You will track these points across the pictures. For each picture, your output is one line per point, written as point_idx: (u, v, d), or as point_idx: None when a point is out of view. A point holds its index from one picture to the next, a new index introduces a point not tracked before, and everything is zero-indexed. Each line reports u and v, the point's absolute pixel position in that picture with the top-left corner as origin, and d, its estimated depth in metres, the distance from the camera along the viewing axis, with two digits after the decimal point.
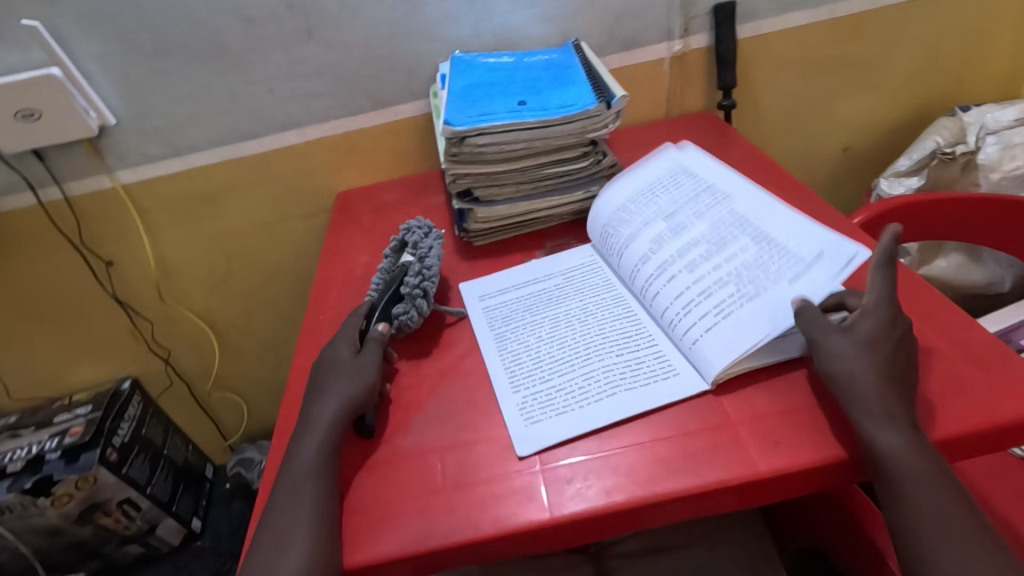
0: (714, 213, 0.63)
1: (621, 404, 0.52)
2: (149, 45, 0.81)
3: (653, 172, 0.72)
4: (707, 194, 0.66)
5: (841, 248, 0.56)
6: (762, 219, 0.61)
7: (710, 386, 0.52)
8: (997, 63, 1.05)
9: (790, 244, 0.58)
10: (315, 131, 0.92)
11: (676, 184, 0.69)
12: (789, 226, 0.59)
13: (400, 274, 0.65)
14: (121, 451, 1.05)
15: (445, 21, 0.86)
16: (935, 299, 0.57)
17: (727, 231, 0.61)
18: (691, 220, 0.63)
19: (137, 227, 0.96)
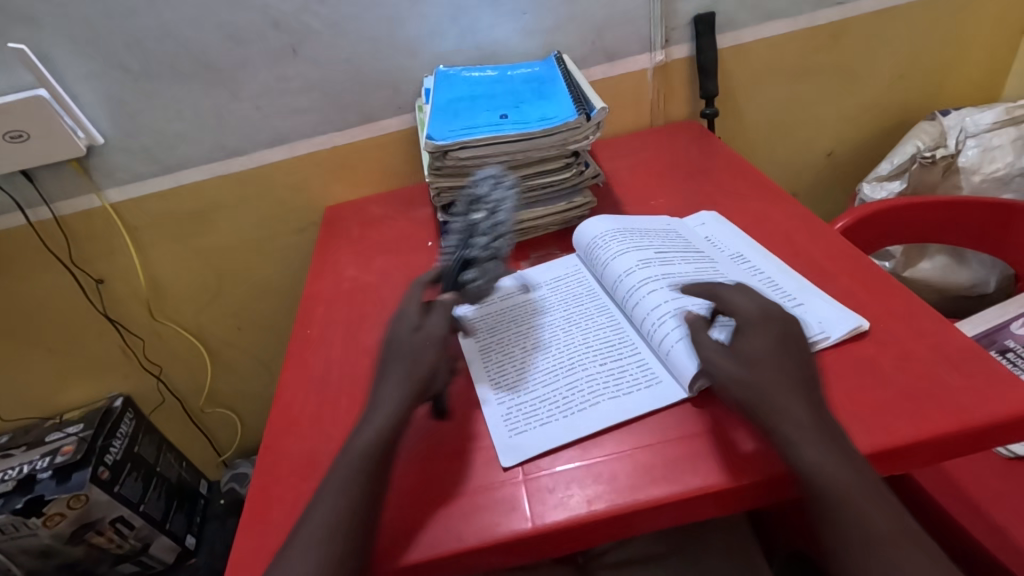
0: (705, 264, 0.65)
1: (603, 413, 0.53)
2: (135, 65, 0.82)
3: (648, 222, 0.73)
4: (699, 251, 0.67)
5: (823, 320, 0.56)
6: (748, 281, 0.63)
7: (692, 394, 0.53)
8: (975, 67, 1.07)
9: (769, 303, 0.59)
10: (302, 147, 0.93)
11: (670, 235, 0.70)
12: (773, 293, 0.61)
13: (469, 233, 0.65)
14: (113, 470, 1.06)
15: (428, 37, 0.87)
16: (912, 303, 0.58)
17: (713, 279, 0.63)
18: (681, 261, 0.65)
19: (127, 244, 0.97)
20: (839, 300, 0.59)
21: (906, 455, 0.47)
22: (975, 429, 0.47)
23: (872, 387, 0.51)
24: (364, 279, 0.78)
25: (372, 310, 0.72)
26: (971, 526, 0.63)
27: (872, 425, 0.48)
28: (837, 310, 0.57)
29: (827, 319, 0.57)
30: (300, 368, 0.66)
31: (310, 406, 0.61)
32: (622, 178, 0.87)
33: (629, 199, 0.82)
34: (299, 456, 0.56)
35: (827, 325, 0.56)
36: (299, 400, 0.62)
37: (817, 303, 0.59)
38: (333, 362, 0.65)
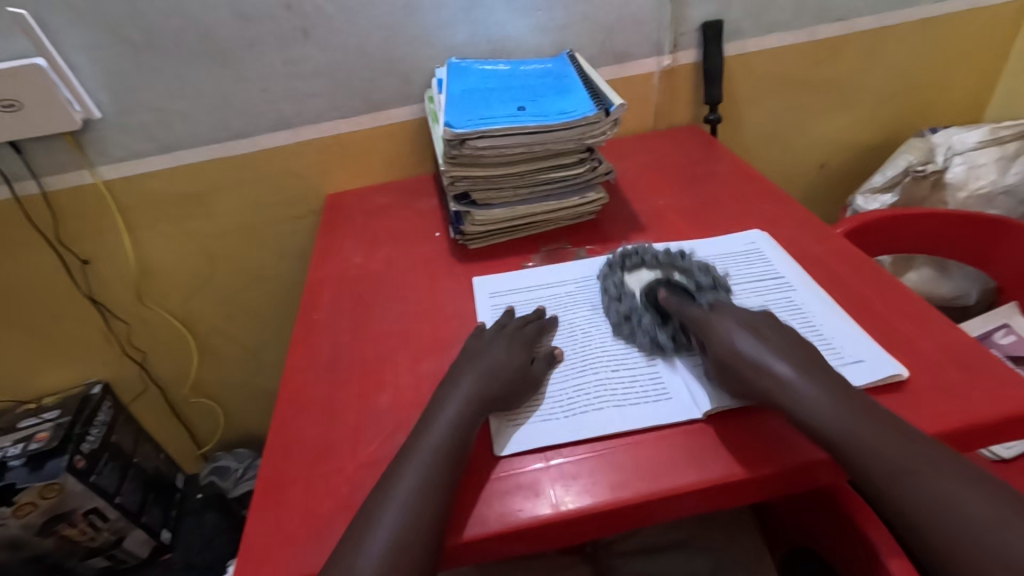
0: (772, 297, 0.62)
1: (604, 418, 0.52)
2: (140, 39, 0.80)
3: (725, 246, 0.71)
4: (772, 281, 0.64)
5: (865, 360, 0.54)
6: (816, 312, 0.60)
7: (701, 415, 0.51)
8: (960, 88, 1.12)
9: (832, 340, 0.56)
10: (307, 133, 0.91)
11: (745, 263, 0.68)
12: (830, 328, 0.58)
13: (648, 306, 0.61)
14: (89, 459, 1.01)
15: (442, 28, 0.87)
16: (948, 329, 0.56)
17: (775, 314, 0.60)
18: (747, 295, 0.63)
19: (117, 224, 0.93)
20: (881, 344, 0.56)
21: None
22: (982, 426, 0.48)
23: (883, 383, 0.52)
24: (371, 267, 0.77)
25: (381, 297, 0.71)
26: None
27: None
28: (876, 352, 0.54)
29: (864, 357, 0.54)
30: (309, 352, 0.64)
31: (321, 390, 0.60)
32: (629, 177, 0.88)
33: (637, 198, 0.83)
34: (311, 439, 0.55)
35: (860, 366, 0.53)
36: (309, 384, 0.60)
37: (855, 342, 0.56)
38: (344, 347, 0.64)
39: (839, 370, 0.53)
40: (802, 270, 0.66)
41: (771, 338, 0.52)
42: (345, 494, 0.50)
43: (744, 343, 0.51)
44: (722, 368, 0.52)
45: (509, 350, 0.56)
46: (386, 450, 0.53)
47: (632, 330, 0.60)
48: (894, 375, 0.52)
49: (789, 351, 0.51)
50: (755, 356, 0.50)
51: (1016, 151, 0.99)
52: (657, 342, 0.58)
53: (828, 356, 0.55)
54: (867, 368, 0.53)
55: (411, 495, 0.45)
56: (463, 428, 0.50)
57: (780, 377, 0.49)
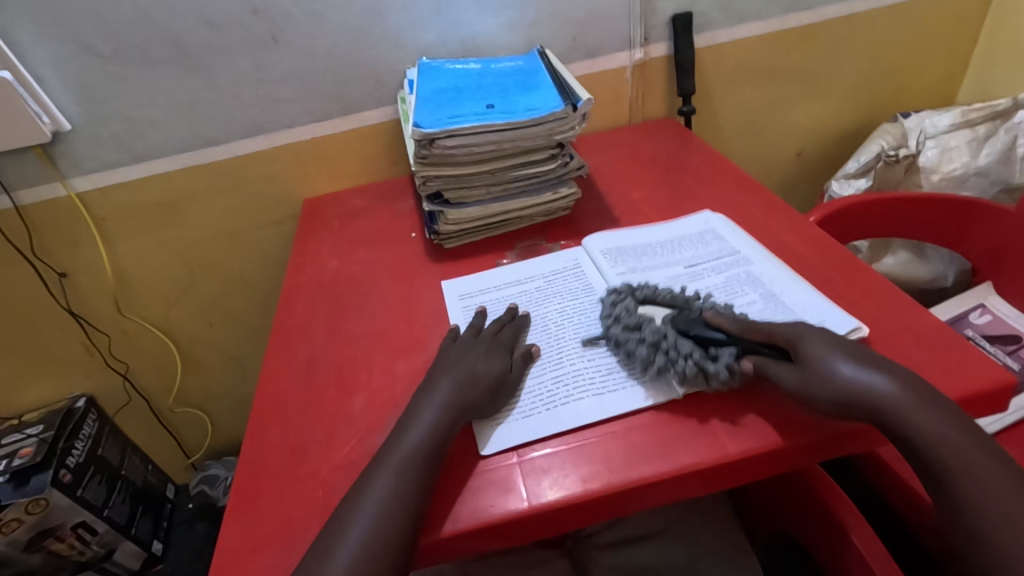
0: (731, 272, 0.64)
1: (585, 407, 0.53)
2: (106, 49, 0.79)
3: (682, 229, 0.73)
4: (729, 257, 0.66)
5: (829, 325, 0.55)
6: (775, 282, 0.62)
7: (680, 394, 0.52)
8: (931, 73, 1.13)
9: (795, 308, 0.58)
10: (280, 138, 0.91)
11: (703, 243, 0.69)
12: (792, 297, 0.60)
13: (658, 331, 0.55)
14: (75, 473, 1.01)
15: (412, 28, 0.87)
16: (892, 291, 0.60)
17: (739, 288, 0.62)
18: (708, 273, 0.65)
19: (93, 236, 0.93)
20: (837, 305, 0.58)
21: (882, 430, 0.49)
22: None
23: None
24: (347, 270, 0.77)
25: (356, 300, 0.71)
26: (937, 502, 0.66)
27: None
28: (833, 313, 0.57)
29: (827, 321, 0.56)
30: (284, 357, 0.64)
31: (296, 394, 0.60)
32: (604, 171, 0.88)
33: (611, 192, 0.84)
34: (285, 443, 0.55)
35: (821, 329, 0.55)
36: (284, 389, 0.60)
37: (814, 306, 0.58)
38: (319, 351, 0.64)
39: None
40: (754, 244, 0.68)
41: (859, 356, 0.48)
42: (320, 497, 0.50)
43: (831, 357, 0.48)
44: (810, 381, 0.47)
45: (487, 356, 0.56)
46: (361, 451, 0.53)
47: (671, 359, 0.52)
48: (855, 334, 0.54)
49: (867, 360, 0.48)
50: (839, 368, 0.47)
51: (987, 133, 1.00)
52: (705, 368, 0.51)
53: None
54: (830, 332, 0.55)
55: (385, 495, 0.46)
56: (438, 431, 0.49)
57: (869, 383, 0.46)
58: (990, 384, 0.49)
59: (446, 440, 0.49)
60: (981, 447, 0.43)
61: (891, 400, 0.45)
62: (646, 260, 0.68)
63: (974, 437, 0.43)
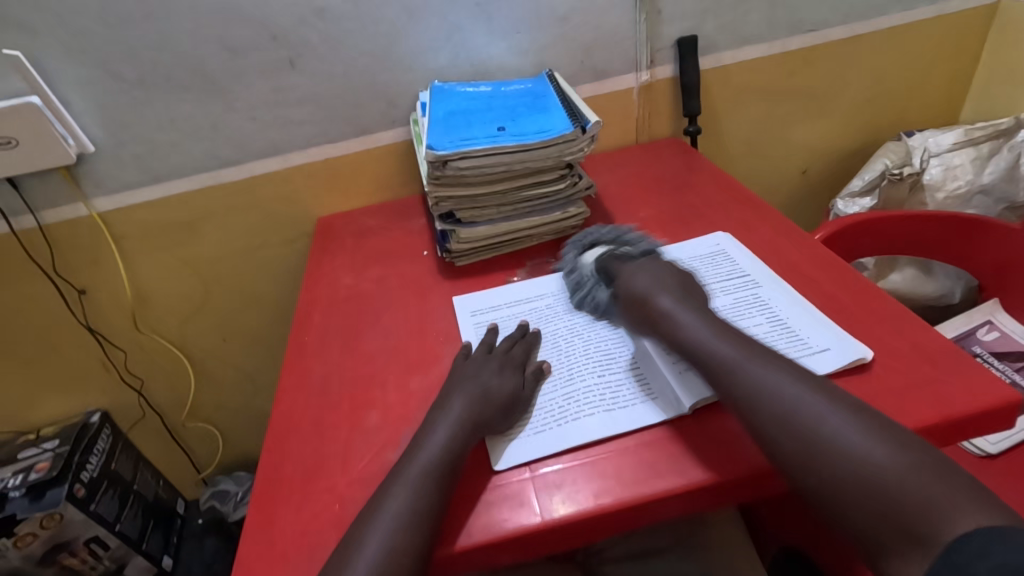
0: (739, 293, 0.66)
1: (597, 423, 0.54)
2: (131, 74, 0.82)
3: (691, 249, 0.74)
4: (737, 278, 0.68)
5: (838, 349, 0.56)
6: (783, 305, 0.63)
7: (688, 411, 0.53)
8: (934, 92, 1.15)
9: (802, 332, 0.59)
10: (296, 158, 0.93)
11: (711, 264, 0.71)
12: (799, 320, 0.61)
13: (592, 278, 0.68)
14: (89, 487, 1.02)
15: (424, 52, 0.90)
16: (901, 312, 0.60)
17: (745, 310, 0.63)
18: (717, 293, 0.66)
19: (113, 254, 0.95)
20: (844, 329, 0.59)
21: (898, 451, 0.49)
22: (954, 422, 0.50)
23: (858, 383, 0.54)
24: (361, 288, 0.78)
25: (370, 317, 0.73)
26: None
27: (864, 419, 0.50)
28: (842, 340, 0.57)
29: (835, 345, 0.57)
30: (300, 374, 0.66)
31: (313, 410, 0.61)
32: (611, 190, 0.90)
33: (619, 210, 0.85)
34: (302, 458, 0.56)
35: (828, 354, 0.56)
36: (301, 405, 0.62)
37: (822, 332, 0.59)
38: (334, 367, 0.66)
39: (813, 361, 0.56)
40: (763, 265, 0.69)
41: (666, 285, 0.61)
42: (337, 510, 0.51)
43: (640, 285, 0.61)
44: (631, 309, 0.61)
45: (500, 373, 0.57)
46: (376, 466, 0.54)
47: (581, 296, 0.67)
48: (862, 359, 0.55)
49: (677, 290, 0.60)
50: (647, 297, 0.60)
51: (991, 151, 1.01)
52: (597, 304, 0.65)
53: (799, 346, 0.58)
54: (837, 357, 0.56)
55: (401, 509, 0.47)
56: (452, 448, 0.50)
57: (656, 298, 0.59)
58: (997, 401, 0.50)
59: (460, 455, 0.50)
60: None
61: (669, 315, 0.58)
62: None
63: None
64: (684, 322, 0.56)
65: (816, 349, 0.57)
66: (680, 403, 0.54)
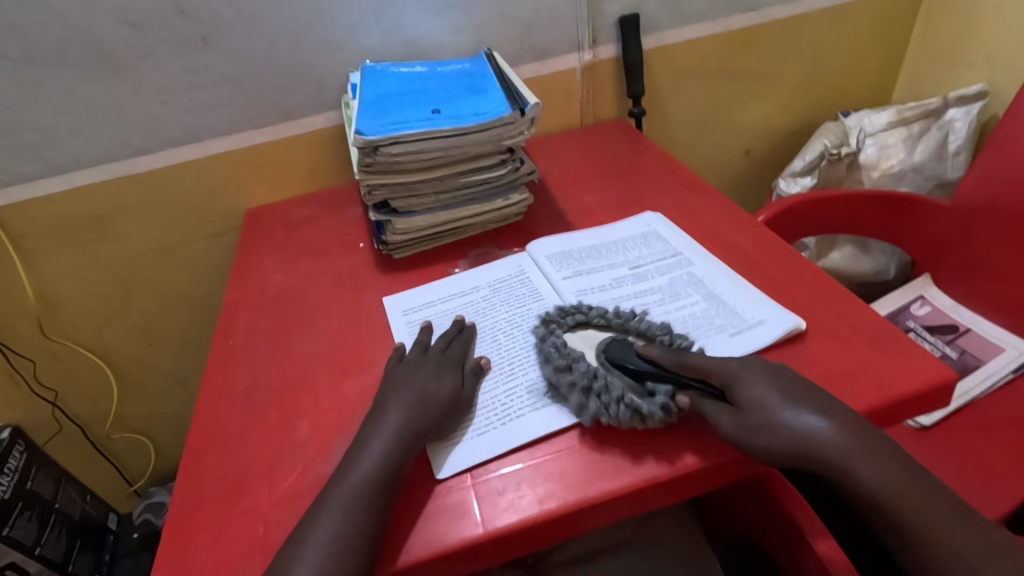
0: (675, 273, 0.65)
1: (542, 419, 0.51)
2: (15, 52, 0.73)
3: (624, 230, 0.73)
4: (671, 258, 0.67)
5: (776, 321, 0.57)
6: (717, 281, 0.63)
7: None
8: (869, 72, 1.17)
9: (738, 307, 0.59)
10: (217, 146, 0.86)
11: (645, 245, 0.70)
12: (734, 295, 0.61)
13: (623, 358, 0.52)
14: (0, 511, 0.92)
15: (353, 30, 0.84)
16: (830, 285, 0.61)
17: (682, 289, 0.63)
18: (653, 274, 0.65)
19: (10, 254, 0.85)
20: (777, 302, 0.60)
21: None
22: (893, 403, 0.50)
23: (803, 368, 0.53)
24: (292, 285, 0.73)
25: (302, 317, 0.68)
26: None
27: None
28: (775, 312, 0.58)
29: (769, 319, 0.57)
30: (223, 383, 0.60)
31: (237, 422, 0.56)
32: (556, 175, 0.87)
33: (563, 195, 0.83)
34: (225, 477, 0.51)
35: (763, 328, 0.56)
36: (223, 418, 0.57)
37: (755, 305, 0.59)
38: (260, 374, 0.61)
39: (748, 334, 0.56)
40: (693, 243, 0.69)
41: (798, 394, 0.47)
42: (262, 534, 0.47)
43: (783, 411, 0.46)
44: (755, 435, 0.45)
45: (438, 374, 0.54)
46: (306, 481, 0.50)
47: (604, 403, 0.49)
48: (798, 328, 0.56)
49: (823, 406, 0.47)
50: (779, 416, 0.46)
51: (921, 130, 1.04)
52: (640, 409, 0.48)
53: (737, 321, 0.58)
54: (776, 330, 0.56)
55: (332, 533, 0.43)
56: (388, 461, 0.47)
57: (814, 429, 0.45)
58: (933, 382, 0.50)
59: (397, 467, 0.47)
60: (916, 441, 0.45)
61: (830, 440, 0.45)
62: (592, 265, 0.67)
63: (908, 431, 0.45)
64: (841, 439, 0.45)
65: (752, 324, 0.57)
66: None
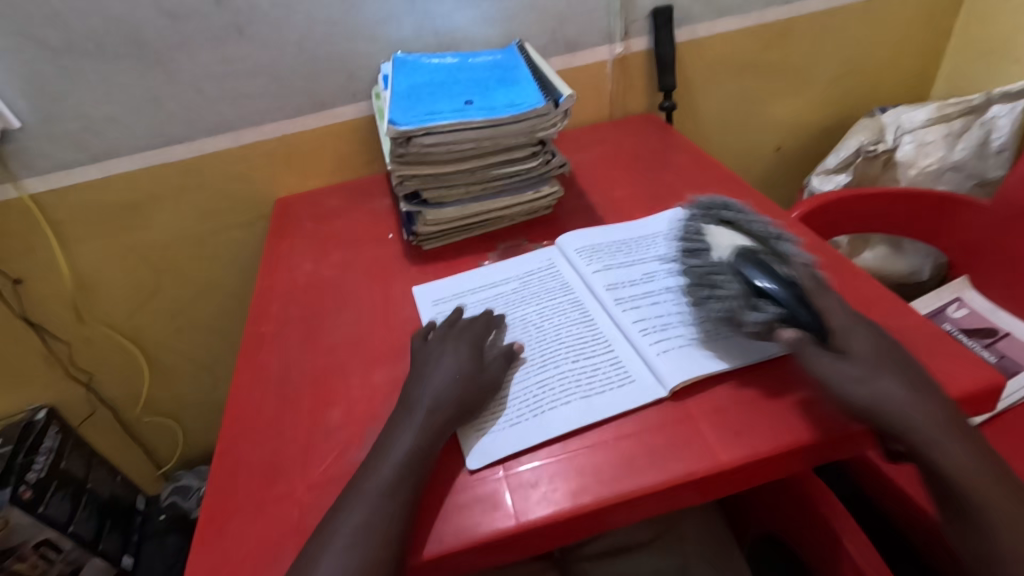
0: None
1: (574, 413, 0.51)
2: (57, 41, 0.74)
3: (654, 224, 0.72)
4: None
5: None
6: None
7: (667, 393, 0.51)
8: (908, 67, 1.14)
9: None
10: (249, 136, 0.87)
11: (676, 240, 0.69)
12: None
13: (741, 271, 0.53)
14: (36, 489, 0.95)
15: (385, 20, 0.84)
16: (870, 284, 0.60)
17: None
18: None
19: (49, 240, 0.88)
20: None
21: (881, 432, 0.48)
22: None
23: None
24: (322, 274, 0.74)
25: (333, 306, 0.68)
26: (927, 501, 0.67)
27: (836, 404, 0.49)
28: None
29: None
30: (256, 369, 0.61)
31: (270, 408, 0.57)
32: (585, 168, 0.87)
33: (593, 189, 0.82)
34: (259, 462, 0.52)
35: None
36: (256, 403, 0.57)
37: None
38: (293, 361, 0.61)
39: None
40: None
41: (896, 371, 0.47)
42: (296, 518, 0.47)
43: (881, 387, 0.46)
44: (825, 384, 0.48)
45: (460, 354, 0.54)
46: (338, 468, 0.50)
47: (720, 300, 0.54)
48: None
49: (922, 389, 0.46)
50: (872, 386, 0.46)
51: (963, 128, 1.00)
52: (745, 320, 0.52)
53: None
54: None
55: (364, 520, 0.43)
56: (422, 452, 0.47)
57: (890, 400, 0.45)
58: (979, 387, 0.49)
59: (429, 456, 0.47)
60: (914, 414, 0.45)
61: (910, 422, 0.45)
62: (622, 260, 0.67)
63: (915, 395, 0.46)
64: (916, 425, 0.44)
65: None
66: (658, 385, 0.52)
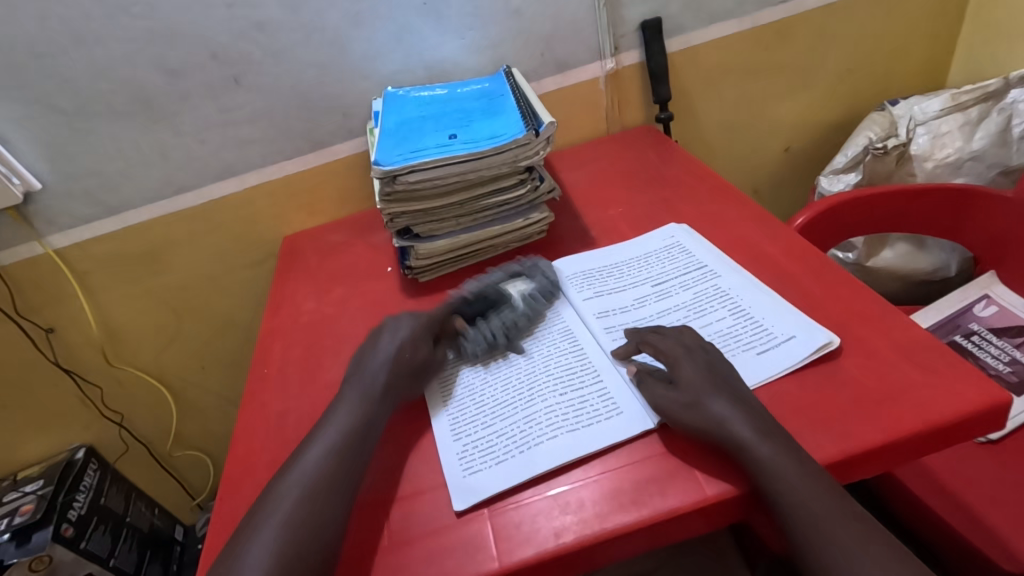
0: (699, 288, 0.63)
1: (561, 448, 0.50)
2: (69, 106, 0.79)
3: (648, 244, 0.72)
4: (696, 273, 0.65)
5: (809, 337, 0.54)
6: (743, 295, 0.61)
7: (654, 425, 0.50)
8: (920, 55, 1.09)
9: (766, 322, 0.57)
10: (253, 178, 0.90)
11: (669, 259, 0.68)
12: (762, 310, 0.58)
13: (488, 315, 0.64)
14: (77, 525, 0.99)
15: (375, 58, 0.86)
16: (870, 297, 0.58)
17: (706, 306, 0.61)
18: (677, 290, 0.63)
19: (76, 290, 0.93)
20: (810, 317, 0.57)
21: (878, 456, 0.46)
22: (939, 426, 0.46)
23: (837, 390, 0.50)
24: (323, 312, 0.75)
25: (332, 344, 0.70)
26: (953, 518, 0.64)
27: (829, 429, 0.47)
28: (805, 326, 0.55)
29: (799, 335, 0.55)
30: (258, 412, 0.63)
31: (269, 451, 0.58)
32: (580, 188, 0.86)
33: (588, 209, 0.82)
34: None
35: (793, 345, 0.54)
36: (257, 447, 0.59)
37: (785, 320, 0.57)
38: (293, 403, 0.63)
39: (776, 352, 0.54)
40: (720, 255, 0.67)
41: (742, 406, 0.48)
42: None
43: (733, 421, 0.46)
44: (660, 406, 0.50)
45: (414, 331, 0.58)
46: None
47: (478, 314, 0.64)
48: (833, 344, 0.53)
49: (766, 428, 0.46)
50: (724, 421, 0.46)
51: (980, 116, 0.96)
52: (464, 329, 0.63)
53: (765, 338, 0.55)
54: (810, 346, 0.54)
55: None
56: None
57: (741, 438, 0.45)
58: (984, 404, 0.46)
59: None
60: (777, 468, 0.43)
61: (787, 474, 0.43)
62: (613, 285, 0.66)
63: (785, 452, 0.44)
64: (786, 472, 0.43)
65: (781, 339, 0.55)
66: (646, 416, 0.51)
